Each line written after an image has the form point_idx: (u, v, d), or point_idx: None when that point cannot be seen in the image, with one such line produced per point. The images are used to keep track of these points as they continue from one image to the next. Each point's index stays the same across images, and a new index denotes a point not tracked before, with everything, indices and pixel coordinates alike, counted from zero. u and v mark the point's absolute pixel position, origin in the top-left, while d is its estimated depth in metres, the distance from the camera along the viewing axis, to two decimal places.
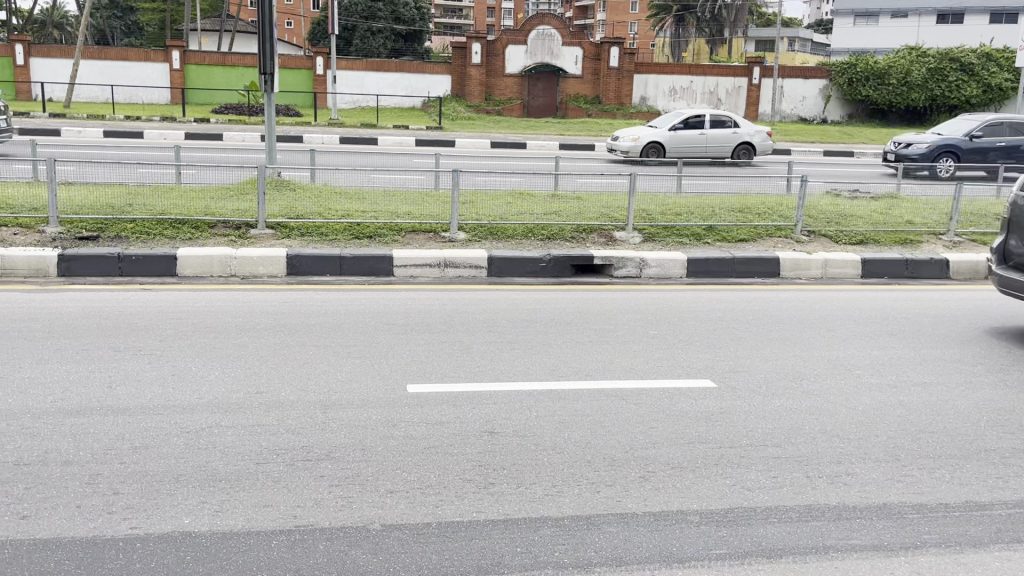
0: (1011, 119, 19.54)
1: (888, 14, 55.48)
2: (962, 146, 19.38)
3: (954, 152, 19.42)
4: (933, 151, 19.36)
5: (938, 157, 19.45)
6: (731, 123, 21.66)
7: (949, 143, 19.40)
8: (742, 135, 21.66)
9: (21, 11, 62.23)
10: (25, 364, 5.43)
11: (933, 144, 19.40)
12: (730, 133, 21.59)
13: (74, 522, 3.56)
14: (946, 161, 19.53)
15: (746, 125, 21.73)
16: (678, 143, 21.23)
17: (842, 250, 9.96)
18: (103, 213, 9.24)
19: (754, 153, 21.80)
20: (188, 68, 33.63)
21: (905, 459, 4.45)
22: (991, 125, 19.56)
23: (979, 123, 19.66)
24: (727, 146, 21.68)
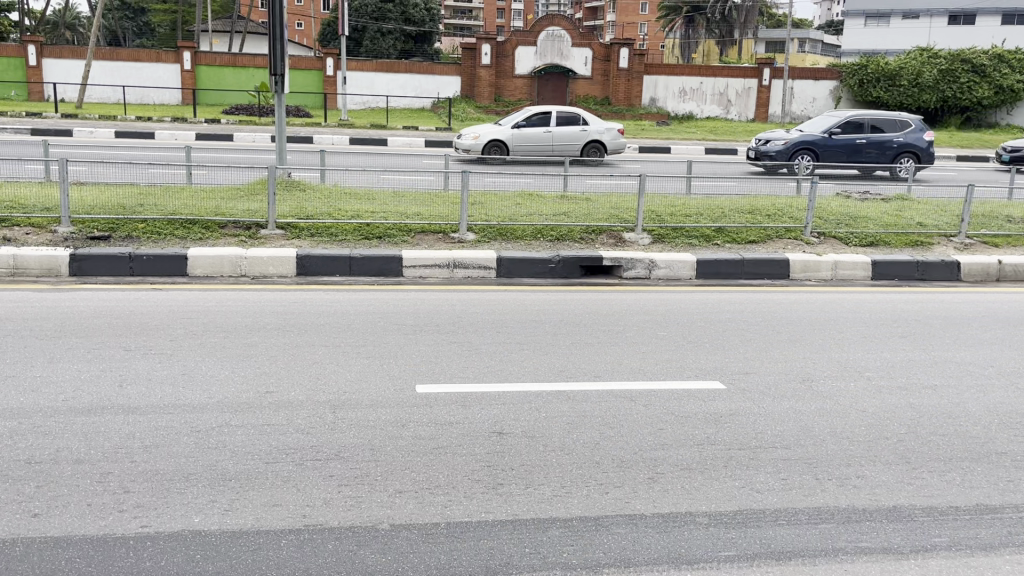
0: (867, 116, 19.64)
1: (900, 15, 55.34)
2: (819, 142, 19.34)
3: (811, 149, 19.35)
4: (789, 148, 19.20)
5: (795, 154, 19.28)
6: (577, 120, 20.84)
7: (805, 139, 19.32)
8: (591, 134, 20.85)
9: (33, 13, 62.58)
10: (37, 362, 5.46)
11: (788, 141, 19.26)
12: (578, 131, 20.72)
13: (85, 520, 3.58)
14: (803, 158, 19.40)
15: (595, 123, 20.92)
16: (522, 142, 20.31)
17: (853, 252, 9.92)
18: (114, 214, 9.29)
19: (604, 150, 20.99)
20: (199, 69, 33.79)
21: (915, 462, 4.43)
22: (848, 121, 19.61)
23: (837, 120, 19.64)
24: (576, 145, 20.83)
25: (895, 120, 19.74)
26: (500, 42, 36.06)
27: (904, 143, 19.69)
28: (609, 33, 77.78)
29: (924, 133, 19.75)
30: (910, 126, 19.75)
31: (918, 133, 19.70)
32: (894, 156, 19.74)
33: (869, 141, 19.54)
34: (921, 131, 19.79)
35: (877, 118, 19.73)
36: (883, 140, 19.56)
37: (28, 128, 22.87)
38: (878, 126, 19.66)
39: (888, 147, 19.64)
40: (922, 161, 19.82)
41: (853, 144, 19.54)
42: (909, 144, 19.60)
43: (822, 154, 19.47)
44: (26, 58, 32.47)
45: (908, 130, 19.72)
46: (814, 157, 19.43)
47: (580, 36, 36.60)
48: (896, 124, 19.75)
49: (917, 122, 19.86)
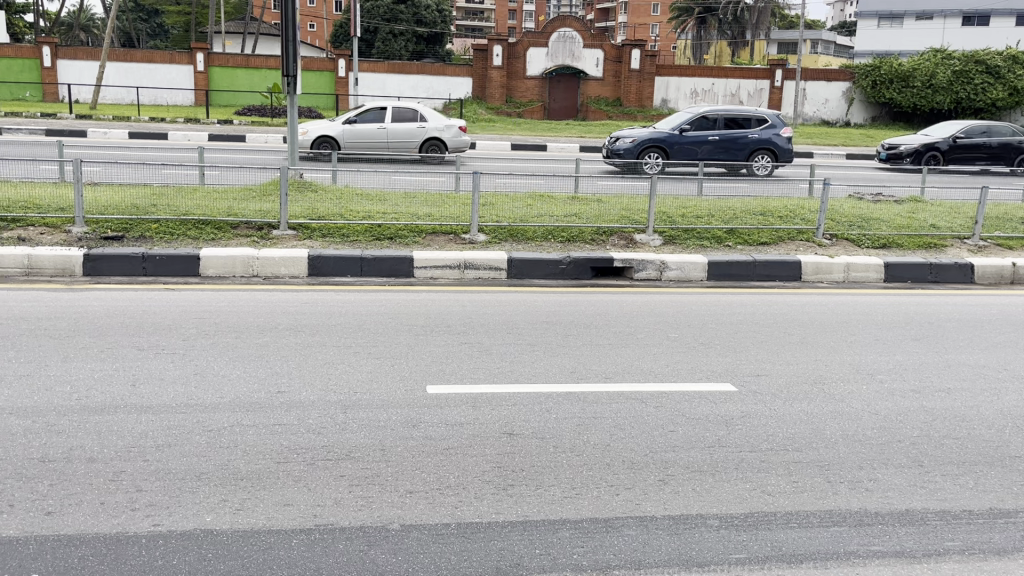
0: (721, 112, 19.37)
1: (913, 16, 55.09)
2: (668, 140, 18.97)
3: (661, 146, 18.99)
4: (638, 145, 18.77)
5: (644, 152, 18.92)
6: (415, 116, 20.05)
7: (655, 137, 18.94)
8: (429, 131, 20.04)
9: (47, 15, 63.12)
10: (52, 361, 5.51)
11: (638, 139, 18.83)
12: (416, 127, 19.94)
13: (98, 518, 3.60)
14: (653, 156, 19.02)
15: (434, 120, 20.12)
16: (355, 139, 19.73)
17: (866, 254, 9.88)
18: (129, 214, 9.35)
19: (444, 148, 20.18)
20: (212, 70, 34.00)
21: (928, 465, 4.40)
22: (701, 118, 19.30)
23: (689, 117, 19.37)
24: (413, 141, 20.07)
25: (752, 117, 19.43)
26: (512, 44, 36.13)
27: (760, 139, 19.38)
28: (620, 34, 77.75)
29: (780, 130, 19.43)
30: (767, 123, 19.44)
31: (774, 129, 19.39)
32: (750, 152, 19.42)
33: (722, 137, 19.23)
34: (778, 127, 19.48)
35: (730, 115, 19.43)
36: (736, 136, 19.26)
37: (42, 129, 23.05)
38: (732, 123, 19.36)
39: (742, 143, 19.33)
40: (779, 158, 19.48)
41: (706, 140, 19.26)
42: (765, 140, 19.29)
43: (673, 151, 19.10)
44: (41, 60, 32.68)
45: (765, 127, 19.40)
46: (664, 155, 19.07)
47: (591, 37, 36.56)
48: (752, 120, 19.43)
49: (774, 119, 19.55)
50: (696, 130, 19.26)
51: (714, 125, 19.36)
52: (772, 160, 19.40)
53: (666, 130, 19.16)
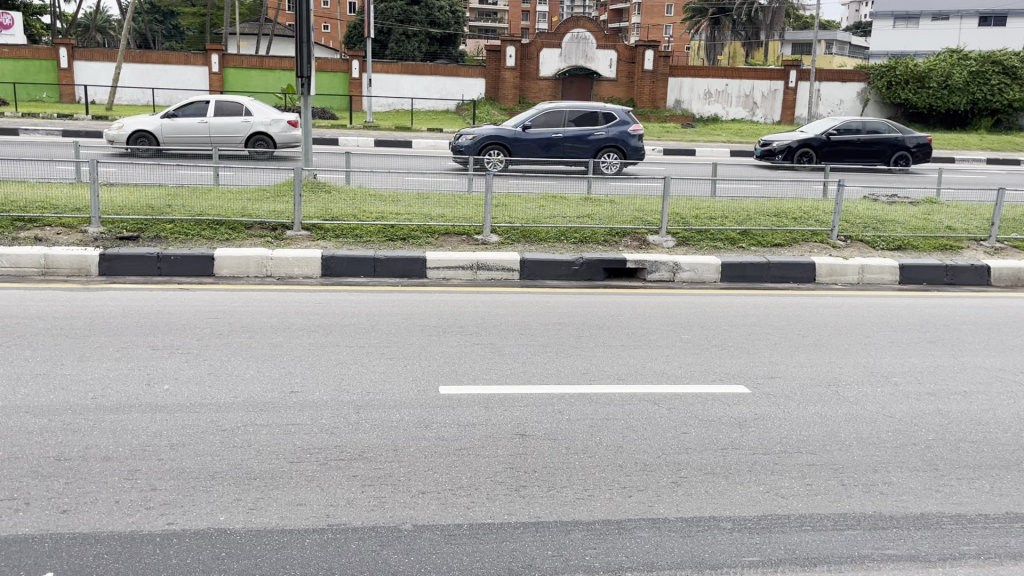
0: (568, 107, 18.35)
1: (929, 16, 54.78)
2: (510, 137, 17.95)
3: (502, 144, 17.96)
4: (477, 143, 17.74)
5: (484, 150, 17.89)
6: (241, 111, 19.25)
7: (496, 134, 17.91)
8: (256, 125, 19.19)
9: (64, 18, 63.68)
10: (67, 361, 5.54)
11: (477, 136, 17.81)
12: (240, 121, 19.14)
13: (113, 516, 3.62)
14: (495, 153, 17.98)
15: (260, 113, 19.28)
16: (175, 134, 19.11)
17: (881, 255, 9.81)
18: (143, 214, 9.40)
19: (273, 144, 19.41)
20: (226, 71, 34.18)
21: (944, 469, 4.37)
22: (546, 114, 18.28)
23: (535, 112, 18.33)
24: (239, 136, 19.29)
25: (598, 113, 18.49)
26: (525, 45, 36.14)
27: (608, 136, 18.45)
28: (634, 34, 77.59)
29: (629, 126, 18.54)
30: (616, 119, 18.53)
31: (623, 126, 18.48)
32: (597, 150, 18.46)
33: (568, 135, 18.25)
34: (626, 123, 18.57)
35: (577, 110, 18.45)
36: (582, 133, 18.27)
37: (59, 130, 23.23)
38: (577, 119, 18.39)
39: (589, 141, 18.37)
40: (629, 155, 18.59)
41: (550, 138, 18.27)
42: (613, 137, 18.37)
43: (516, 149, 18.09)
44: (58, 61, 32.90)
45: (613, 123, 18.47)
46: (507, 152, 18.06)
47: (604, 38, 36.58)
48: (599, 116, 18.48)
49: (623, 115, 18.64)
50: (540, 126, 18.26)
51: (560, 121, 18.37)
52: (621, 157, 18.50)
53: (508, 127, 18.13)
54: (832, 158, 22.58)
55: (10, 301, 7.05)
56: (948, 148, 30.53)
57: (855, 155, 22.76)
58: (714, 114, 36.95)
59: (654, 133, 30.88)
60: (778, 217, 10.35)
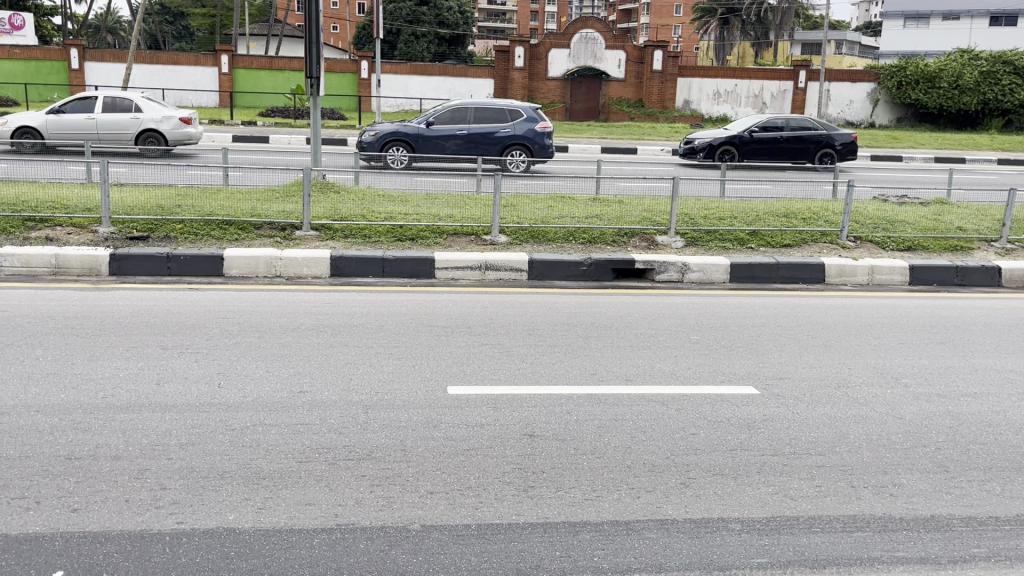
0: (474, 105, 18.30)
1: (940, 16, 54.50)
2: (413, 134, 18.00)
3: (406, 141, 18.00)
4: (380, 139, 17.82)
5: (388, 146, 17.95)
6: (131, 107, 18.95)
7: (399, 131, 17.93)
8: (145, 122, 18.92)
9: (74, 18, 64.01)
10: (78, 360, 5.58)
11: (379, 132, 17.88)
12: (129, 119, 18.84)
13: (123, 515, 3.64)
14: (398, 150, 18.00)
15: (151, 110, 18.99)
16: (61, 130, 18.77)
17: (891, 257, 9.77)
18: (153, 214, 9.45)
19: (164, 141, 19.08)
20: (236, 72, 34.31)
21: (954, 470, 4.35)
22: (452, 111, 18.24)
23: (441, 109, 18.29)
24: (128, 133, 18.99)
25: (505, 110, 18.42)
26: (534, 45, 36.12)
27: (515, 134, 18.36)
28: (643, 35, 77.49)
29: (536, 124, 18.42)
30: (523, 116, 18.44)
31: (530, 124, 18.38)
32: (504, 148, 18.41)
33: (472, 132, 18.22)
34: (534, 120, 18.47)
35: (483, 108, 18.41)
36: (487, 131, 18.23)
37: None
38: (482, 116, 18.34)
39: (495, 138, 18.30)
40: (536, 153, 18.45)
41: (456, 135, 18.25)
42: (518, 135, 18.29)
43: (419, 145, 18.10)
44: (69, 61, 33.04)
45: (519, 121, 18.39)
46: (410, 149, 18.08)
47: (614, 38, 36.52)
48: (506, 114, 18.41)
49: (531, 114, 18.55)
50: (445, 123, 18.25)
51: (465, 118, 18.36)
52: (527, 155, 18.40)
53: (412, 124, 18.16)
54: (755, 156, 22.13)
55: (21, 301, 7.08)
56: (959, 148, 30.44)
57: (779, 153, 22.33)
58: (723, 115, 36.86)
59: (662, 133, 30.87)
60: (787, 217, 10.32)
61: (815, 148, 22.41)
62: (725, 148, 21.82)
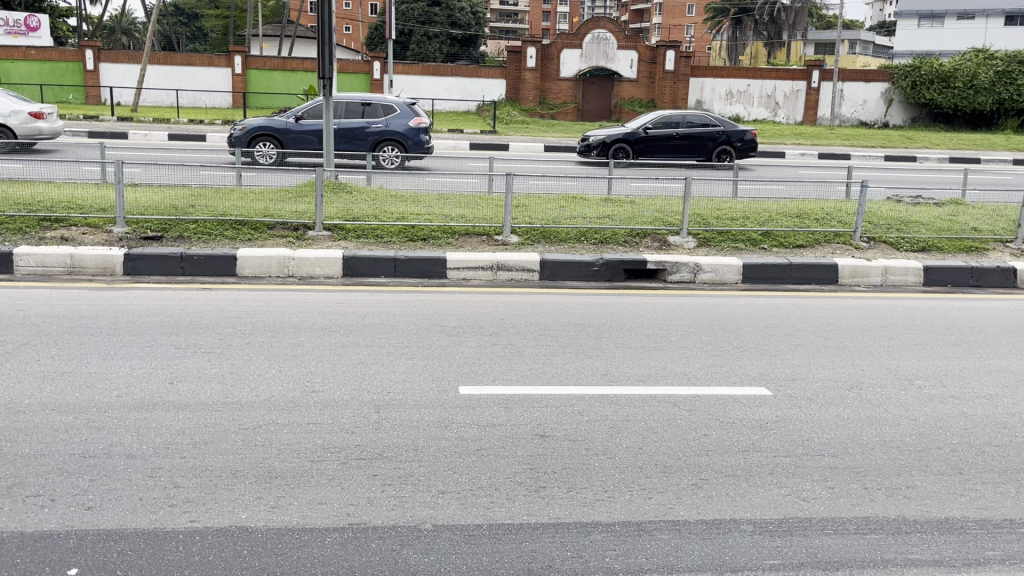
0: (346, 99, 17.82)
1: (954, 16, 54.18)
2: (282, 128, 17.31)
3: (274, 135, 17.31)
4: (246, 133, 17.12)
5: (255, 141, 17.26)
6: None
7: (268, 125, 17.27)
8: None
9: (89, 18, 64.55)
10: (92, 359, 5.61)
11: (246, 126, 17.17)
12: None
13: (137, 513, 3.66)
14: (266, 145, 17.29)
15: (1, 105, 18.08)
16: None
17: (904, 258, 9.72)
18: (167, 215, 9.49)
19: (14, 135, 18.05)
20: (249, 73, 34.46)
21: (969, 473, 4.32)
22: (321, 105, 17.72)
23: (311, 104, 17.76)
24: None
25: (378, 105, 17.94)
26: (546, 45, 36.10)
27: (387, 129, 17.88)
28: (655, 35, 77.36)
29: (410, 120, 17.98)
30: (395, 111, 17.95)
31: (403, 119, 17.92)
32: (375, 144, 17.92)
33: (342, 126, 17.73)
34: (407, 116, 17.99)
35: (353, 103, 17.92)
36: (358, 126, 17.73)
37: (85, 132, 23.45)
38: (352, 112, 17.86)
39: (366, 133, 17.81)
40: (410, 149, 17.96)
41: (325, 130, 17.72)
42: (390, 130, 17.80)
43: (288, 140, 17.43)
44: (84, 62, 33.24)
45: (392, 117, 17.90)
46: (278, 144, 17.37)
47: (626, 39, 36.49)
48: (378, 109, 17.92)
49: (405, 109, 18.09)
50: (314, 118, 17.73)
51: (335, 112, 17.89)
52: (401, 150, 17.93)
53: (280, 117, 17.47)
54: (651, 153, 21.24)
55: (36, 301, 7.12)
56: (974, 149, 30.25)
57: (675, 149, 21.43)
58: (735, 115, 36.75)
59: None
60: (799, 217, 10.29)
61: (713, 145, 21.48)
62: (618, 147, 20.92)
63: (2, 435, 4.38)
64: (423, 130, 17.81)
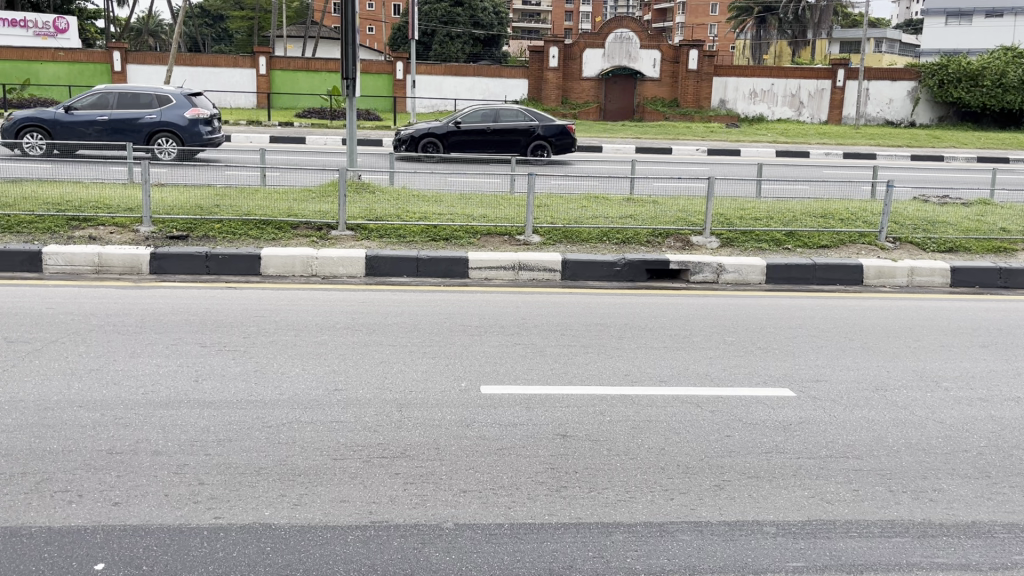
0: (118, 88, 17.26)
1: (982, 14, 53.55)
2: (50, 120, 17.08)
3: (43, 127, 17.12)
4: (13, 124, 16.99)
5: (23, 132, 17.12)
6: None
7: (36, 116, 17.08)
8: None
9: (117, 20, 65.51)
10: (120, 357, 5.69)
11: (14, 118, 17.04)
12: None
13: (163, 509, 3.71)
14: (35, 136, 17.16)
15: None
16: None
17: (930, 258, 9.61)
18: (192, 214, 9.60)
19: None
20: (274, 73, 34.73)
21: (996, 476, 4.27)
22: (92, 95, 17.26)
23: (85, 94, 17.29)
24: None
25: (153, 95, 17.29)
26: (568, 45, 36.06)
27: (161, 121, 17.24)
28: (678, 34, 77.01)
29: (185, 111, 17.27)
30: (171, 103, 17.29)
31: (177, 111, 17.24)
32: (149, 136, 17.30)
33: (112, 118, 17.17)
34: (183, 107, 17.32)
35: (129, 93, 17.31)
36: (127, 118, 17.12)
37: None
38: (126, 102, 17.24)
39: (138, 125, 17.19)
40: (185, 142, 17.30)
41: (95, 121, 17.22)
42: (162, 122, 17.16)
43: (58, 132, 17.20)
44: (111, 64, 33.63)
45: (166, 108, 17.26)
46: (47, 134, 17.18)
47: (649, 38, 36.36)
48: (153, 100, 17.29)
49: (181, 99, 17.38)
50: (86, 108, 17.27)
51: (110, 103, 17.31)
52: (175, 142, 17.28)
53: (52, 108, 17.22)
54: (462, 148, 20.79)
55: (64, 299, 7.21)
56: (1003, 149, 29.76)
57: (487, 144, 20.93)
58: (759, 114, 36.50)
59: (698, 133, 30.66)
60: (824, 218, 10.23)
61: (526, 138, 20.91)
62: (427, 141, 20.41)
63: (30, 431, 4.45)
64: (194, 122, 17.09)
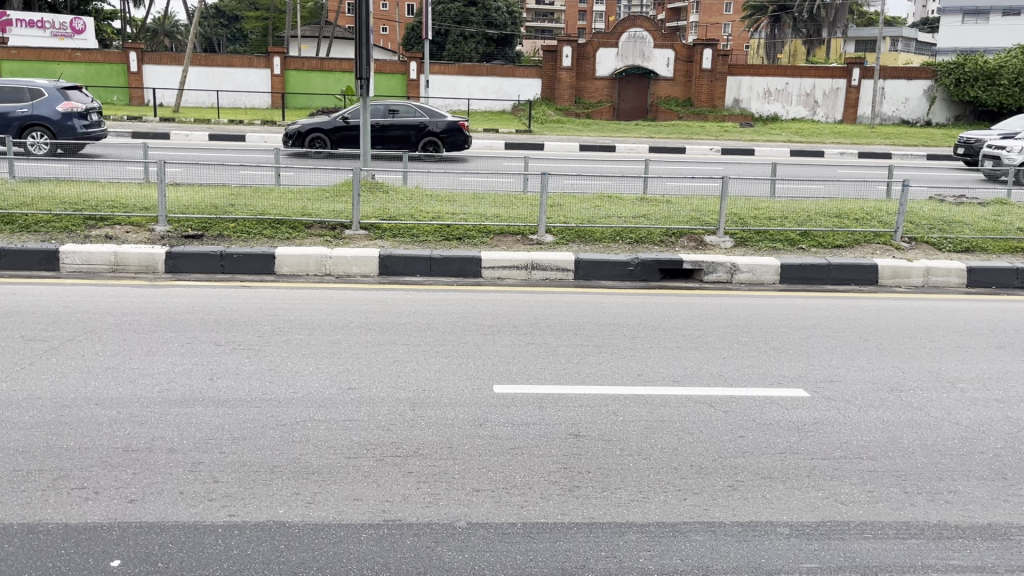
0: None
1: (999, 12, 53.13)
2: None
3: None
4: None
5: None
6: None
7: None
8: None
9: (134, 21, 66.00)
10: (136, 355, 5.73)
11: None
12: None
13: (178, 507, 3.73)
14: None
15: None
16: None
17: (946, 258, 9.55)
18: (207, 214, 9.65)
19: None
20: (288, 73, 34.86)
21: (1013, 478, 4.23)
22: None
23: None
24: None
25: (24, 89, 17.22)
26: (581, 45, 36.02)
27: (33, 115, 17.16)
28: (692, 33, 76.80)
29: (58, 104, 17.24)
30: (42, 96, 17.21)
31: (49, 104, 17.16)
32: (20, 130, 17.22)
33: None
34: (54, 101, 17.26)
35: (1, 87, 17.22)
36: None
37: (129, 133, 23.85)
38: None
39: (9, 119, 17.09)
40: (57, 136, 17.26)
41: None
42: (33, 116, 17.08)
43: None
44: (128, 65, 33.86)
45: (38, 101, 17.17)
46: None
47: (662, 37, 36.27)
48: (24, 94, 17.21)
49: (53, 93, 17.30)
50: None
51: None
52: (47, 136, 17.22)
53: None
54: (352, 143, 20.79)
55: (81, 298, 7.29)
56: None
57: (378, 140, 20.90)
58: (774, 114, 36.34)
59: (711, 132, 30.50)
60: (839, 218, 10.18)
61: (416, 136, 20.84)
62: (314, 136, 19.65)
63: (47, 428, 4.49)
64: (67, 114, 17.05)
